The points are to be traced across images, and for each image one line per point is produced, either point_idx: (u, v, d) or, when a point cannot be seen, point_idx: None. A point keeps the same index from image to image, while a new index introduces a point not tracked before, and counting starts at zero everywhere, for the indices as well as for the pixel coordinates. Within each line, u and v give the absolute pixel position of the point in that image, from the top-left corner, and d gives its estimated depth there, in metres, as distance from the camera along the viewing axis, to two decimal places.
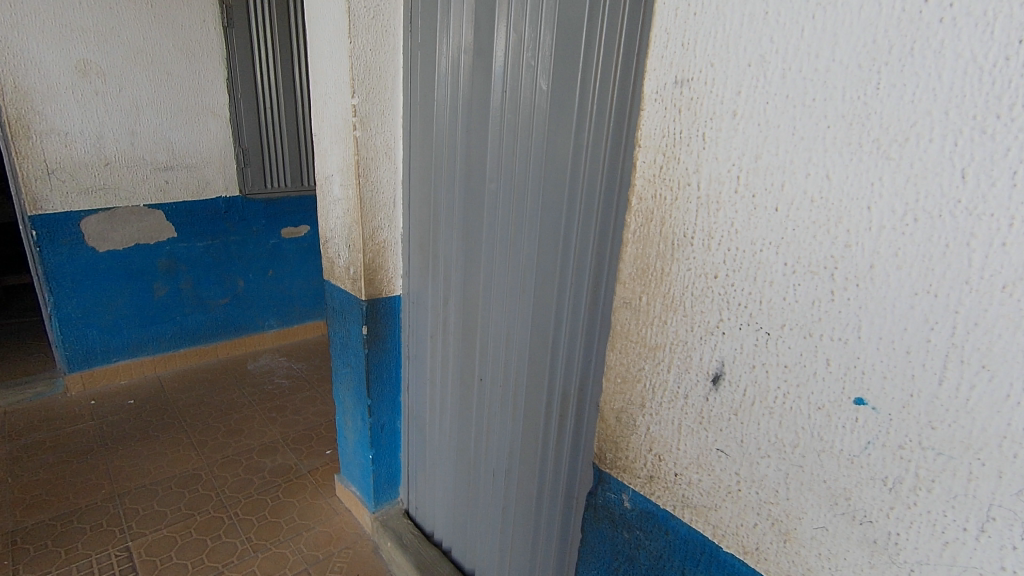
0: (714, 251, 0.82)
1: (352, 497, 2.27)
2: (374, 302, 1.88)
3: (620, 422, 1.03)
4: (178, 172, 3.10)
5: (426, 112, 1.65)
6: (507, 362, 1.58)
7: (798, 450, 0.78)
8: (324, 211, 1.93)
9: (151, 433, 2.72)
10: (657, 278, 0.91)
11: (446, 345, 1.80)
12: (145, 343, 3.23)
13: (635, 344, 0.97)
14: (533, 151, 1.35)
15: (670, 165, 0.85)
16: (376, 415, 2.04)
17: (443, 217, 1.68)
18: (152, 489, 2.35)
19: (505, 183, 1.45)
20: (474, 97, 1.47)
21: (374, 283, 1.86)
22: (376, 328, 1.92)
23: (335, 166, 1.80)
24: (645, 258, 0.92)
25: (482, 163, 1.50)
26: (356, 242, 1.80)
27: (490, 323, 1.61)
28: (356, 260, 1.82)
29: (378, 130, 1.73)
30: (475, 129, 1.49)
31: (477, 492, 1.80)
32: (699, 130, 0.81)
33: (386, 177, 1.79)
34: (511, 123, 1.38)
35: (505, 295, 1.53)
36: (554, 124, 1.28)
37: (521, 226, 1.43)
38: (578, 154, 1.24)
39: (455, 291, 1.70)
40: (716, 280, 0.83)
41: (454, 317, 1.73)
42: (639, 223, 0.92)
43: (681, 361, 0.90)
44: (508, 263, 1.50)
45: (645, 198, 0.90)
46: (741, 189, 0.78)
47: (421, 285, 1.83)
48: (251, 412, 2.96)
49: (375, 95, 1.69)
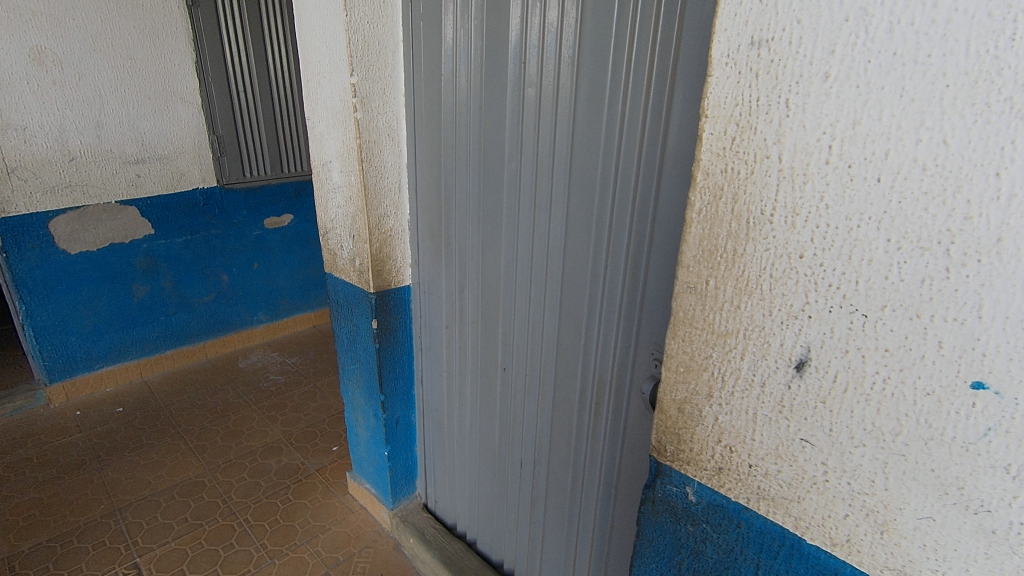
0: (800, 228, 0.75)
1: (367, 495, 2.19)
2: (383, 295, 1.77)
3: (682, 413, 0.97)
4: (150, 165, 2.92)
5: (431, 90, 1.54)
6: (534, 352, 1.52)
7: (900, 439, 0.72)
8: (323, 200, 1.81)
9: (146, 442, 2.60)
10: (727, 260, 0.84)
11: (463, 337, 1.72)
12: (128, 346, 3.07)
13: (701, 331, 0.90)
14: (558, 128, 1.26)
15: (745, 136, 0.78)
16: (390, 411, 1.95)
17: (456, 202, 1.58)
18: (154, 501, 2.24)
19: (527, 165, 1.36)
20: (489, 73, 1.38)
21: (382, 274, 1.75)
22: (386, 321, 1.82)
23: (333, 151, 1.68)
24: (713, 238, 0.84)
25: (499, 143, 1.41)
26: (361, 233, 1.69)
27: (514, 312, 1.54)
28: (361, 251, 1.71)
29: (379, 110, 1.60)
30: (490, 106, 1.40)
31: (503, 484, 1.75)
32: (782, 95, 0.73)
33: (390, 161, 1.68)
34: (534, 100, 1.29)
35: (530, 282, 1.46)
36: (583, 99, 1.20)
37: (546, 208, 1.35)
38: (612, 128, 1.16)
39: (472, 279, 1.62)
40: (802, 260, 0.76)
41: (471, 307, 1.66)
42: (706, 199, 0.84)
43: (757, 348, 0.84)
44: (532, 249, 1.42)
45: (713, 173, 0.82)
46: (834, 159, 0.70)
47: (434, 274, 1.74)
48: (248, 412, 2.85)
49: (374, 73, 1.56)
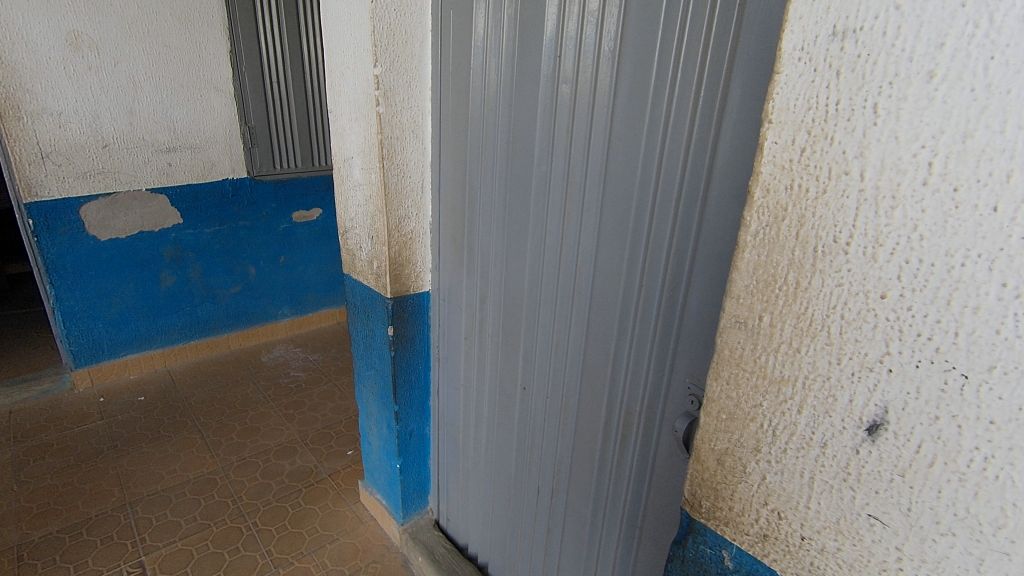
0: (883, 263, 0.61)
1: (378, 505, 2.11)
2: (400, 301, 1.68)
3: (722, 466, 0.84)
4: (181, 154, 2.91)
5: (459, 85, 1.44)
6: (556, 371, 1.40)
7: (1003, 534, 0.58)
8: (342, 197, 1.72)
9: (163, 433, 2.58)
10: (787, 295, 0.70)
11: (482, 350, 1.61)
12: (154, 335, 3.07)
13: (750, 376, 0.77)
14: (594, 130, 1.14)
15: (817, 147, 0.64)
16: (403, 422, 1.85)
17: (480, 206, 1.47)
18: (165, 496, 2.21)
19: (558, 169, 1.24)
20: (520, 68, 1.26)
21: (400, 278, 1.65)
22: (402, 328, 1.72)
23: (354, 147, 1.59)
24: (772, 268, 0.71)
25: (528, 144, 1.29)
26: (380, 235, 1.59)
27: (537, 328, 1.42)
28: (379, 254, 1.62)
29: (403, 105, 1.50)
30: (521, 103, 1.28)
31: (518, 509, 1.63)
32: (870, 98, 0.59)
33: (413, 159, 1.57)
34: (568, 98, 1.18)
35: (556, 297, 1.34)
36: (624, 98, 1.07)
37: (576, 217, 1.23)
38: (654, 132, 1.03)
39: (494, 289, 1.51)
40: (884, 301, 0.62)
41: (492, 319, 1.55)
42: (765, 220, 0.70)
43: (819, 401, 0.70)
44: (560, 261, 1.30)
45: (775, 189, 0.68)
46: (934, 180, 0.56)
47: (454, 281, 1.64)
48: (266, 408, 2.81)
49: (399, 64, 1.46)
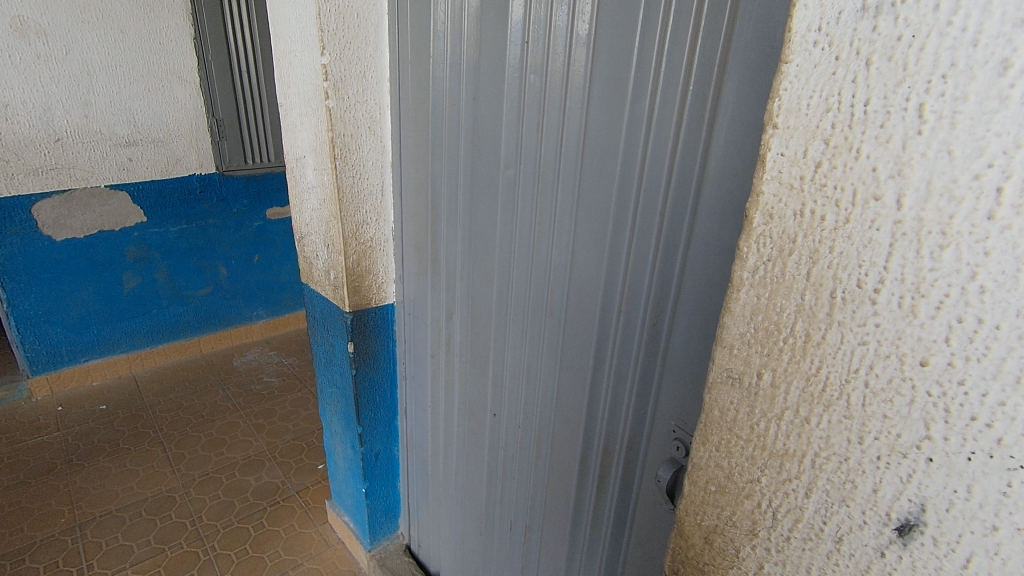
0: (926, 320, 0.45)
1: (345, 528, 1.96)
2: (360, 315, 1.52)
3: (710, 546, 0.68)
4: (143, 148, 2.73)
5: (418, 76, 1.27)
6: (529, 399, 1.25)
7: None
8: (296, 200, 1.56)
9: (122, 446, 2.43)
10: (795, 350, 0.55)
11: (450, 370, 1.46)
12: (118, 339, 2.91)
13: (746, 444, 0.61)
14: (566, 129, 0.98)
15: (838, 161, 0.48)
16: (368, 444, 1.70)
17: (444, 212, 1.31)
18: (119, 517, 2.06)
19: (526, 173, 1.08)
20: (483, 56, 1.10)
21: (360, 290, 1.49)
22: (364, 344, 1.56)
23: (306, 144, 1.42)
24: (776, 315, 0.55)
25: (494, 143, 1.13)
26: (336, 244, 1.43)
27: (507, 350, 1.27)
28: (335, 263, 1.46)
29: (358, 98, 1.34)
30: (485, 96, 1.12)
31: (491, 544, 1.48)
32: (914, 97, 0.43)
33: (371, 158, 1.41)
34: (536, 91, 1.01)
35: (526, 317, 1.19)
36: (600, 93, 0.91)
37: (548, 228, 1.08)
38: (634, 133, 0.87)
39: (460, 304, 1.36)
40: (926, 370, 0.46)
41: (459, 336, 1.40)
42: (768, 253, 0.55)
43: (833, 486, 0.55)
44: (531, 278, 1.15)
45: (782, 215, 0.53)
46: (1005, 212, 0.40)
47: (419, 294, 1.48)
48: (234, 418, 2.66)
49: (350, 51, 1.29)
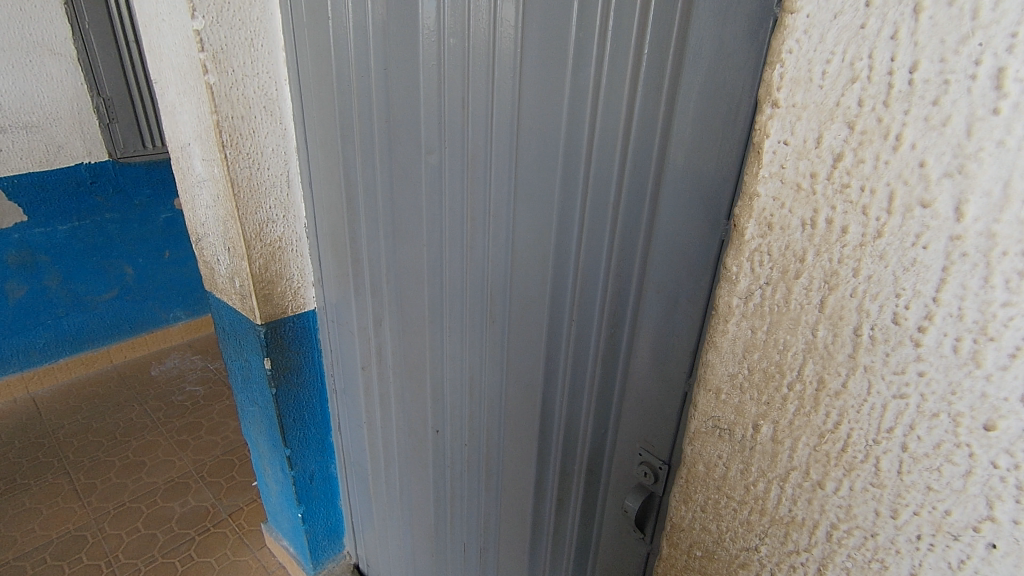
0: (995, 372, 0.33)
1: (285, 554, 1.79)
2: (276, 326, 1.32)
3: None
4: (14, 135, 2.35)
5: (317, 45, 1.06)
6: (473, 416, 1.11)
7: None
8: (187, 197, 1.33)
9: (20, 482, 2.13)
10: (805, 399, 0.42)
11: (384, 382, 1.30)
12: (8, 357, 2.57)
13: (740, 508, 0.49)
14: (496, 105, 0.82)
15: (869, 155, 0.34)
16: (300, 465, 1.53)
17: (362, 205, 1.13)
18: (18, 566, 1.80)
19: (453, 161, 0.92)
20: (391, 18, 0.90)
21: (272, 299, 1.29)
22: (284, 358, 1.37)
23: (189, 129, 1.19)
24: (778, 355, 0.42)
25: (413, 124, 0.96)
26: (237, 247, 1.22)
27: (445, 361, 1.12)
28: (240, 269, 1.25)
29: (246, 72, 1.11)
30: (397, 69, 0.94)
31: (444, 568, 1.36)
32: (990, 59, 0.29)
33: (271, 144, 1.20)
34: (458, 62, 0.84)
35: (464, 324, 1.04)
36: (533, 61, 0.75)
37: (482, 224, 0.92)
38: (578, 110, 0.72)
39: (390, 311, 1.20)
40: (994, 436, 0.34)
41: (391, 346, 1.24)
42: (765, 274, 0.41)
43: (857, 567, 0.42)
44: (466, 280, 0.99)
45: (786, 227, 0.39)
46: None
47: (343, 298, 1.30)
48: (154, 436, 2.40)
49: (230, 14, 1.06)
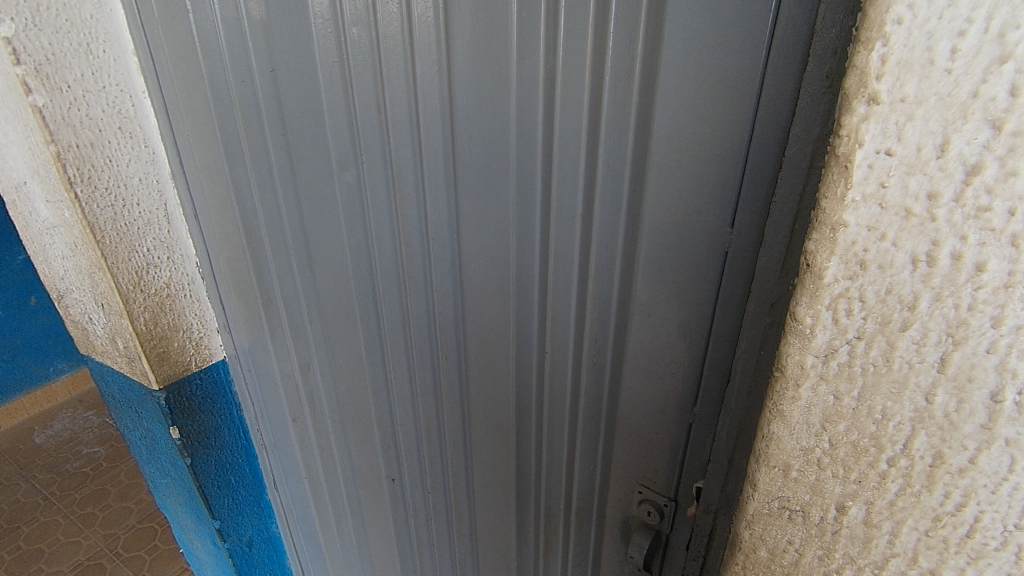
0: None
1: None
2: (180, 388, 1.11)
3: None
4: None
5: (177, 48, 0.85)
6: (434, 461, 0.98)
7: None
8: (36, 247, 1.07)
9: None
10: (914, 477, 0.33)
11: (323, 431, 1.13)
12: None
13: None
14: (421, 108, 0.67)
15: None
16: (234, 535, 1.32)
17: (267, 235, 0.95)
18: None
19: (374, 177, 0.76)
20: (271, 9, 0.72)
21: (169, 357, 1.07)
22: (196, 422, 1.16)
23: (22, 165, 0.93)
24: (875, 426, 0.33)
25: (317, 137, 0.78)
26: (112, 302, 0.99)
27: (392, 404, 0.97)
28: (121, 329, 1.02)
29: (87, 86, 0.87)
30: (289, 70, 0.75)
31: None
32: None
33: (136, 173, 0.96)
34: (367, 57, 0.67)
35: (411, 363, 0.89)
36: (464, 51, 0.60)
37: (420, 249, 0.78)
38: (529, 108, 0.59)
39: (318, 353, 1.02)
40: None
41: (325, 392, 1.07)
42: (856, 327, 0.31)
43: None
44: (407, 314, 0.85)
45: (886, 266, 0.29)
46: None
47: (258, 344, 1.11)
48: (49, 517, 2.06)
49: (52, 13, 0.81)
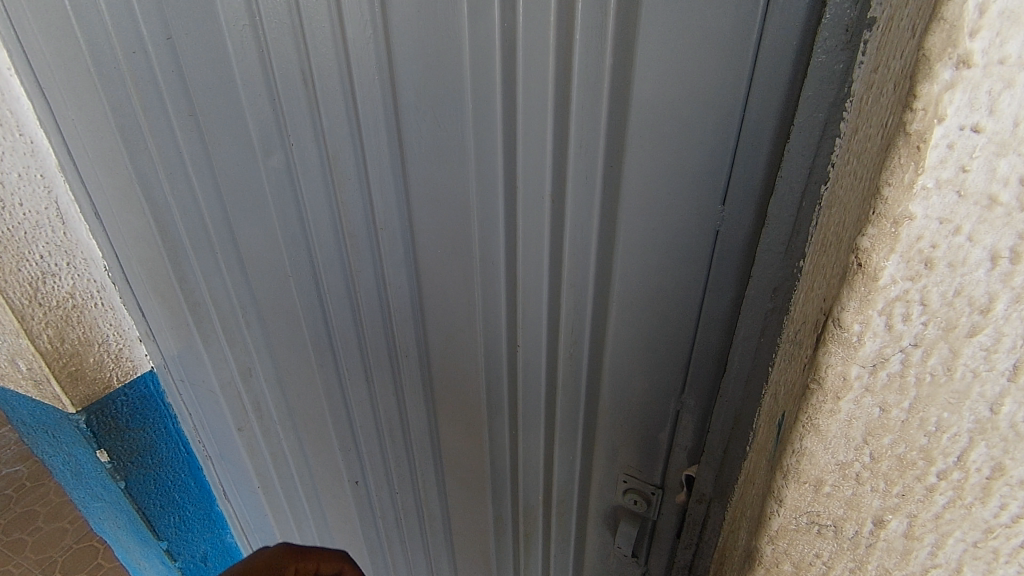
0: None
1: None
2: (102, 407, 0.98)
3: None
4: None
5: (44, 13, 0.70)
6: (400, 461, 0.91)
7: None
8: None
9: None
10: (967, 489, 0.29)
11: (273, 438, 1.04)
12: None
13: None
14: (357, 79, 0.57)
15: None
16: (184, 553, 1.22)
17: (187, 232, 0.83)
18: None
19: (307, 161, 0.66)
20: None
21: (83, 375, 0.93)
22: (127, 442, 1.04)
23: None
24: (927, 438, 0.29)
25: (234, 118, 0.67)
26: (6, 321, 0.86)
27: (349, 406, 0.89)
28: (23, 349, 0.89)
29: None
30: (190, 39, 0.63)
31: None
32: None
33: (14, 167, 0.80)
34: (285, 21, 0.57)
35: (366, 362, 0.82)
36: (404, 10, 0.51)
37: (367, 240, 0.69)
38: (488, 77, 0.51)
39: (259, 358, 0.93)
40: None
41: (272, 398, 0.97)
42: (915, 333, 0.26)
43: None
44: (358, 311, 0.76)
45: (956, 262, 0.24)
46: None
47: (190, 352, 0.99)
48: None
49: None
